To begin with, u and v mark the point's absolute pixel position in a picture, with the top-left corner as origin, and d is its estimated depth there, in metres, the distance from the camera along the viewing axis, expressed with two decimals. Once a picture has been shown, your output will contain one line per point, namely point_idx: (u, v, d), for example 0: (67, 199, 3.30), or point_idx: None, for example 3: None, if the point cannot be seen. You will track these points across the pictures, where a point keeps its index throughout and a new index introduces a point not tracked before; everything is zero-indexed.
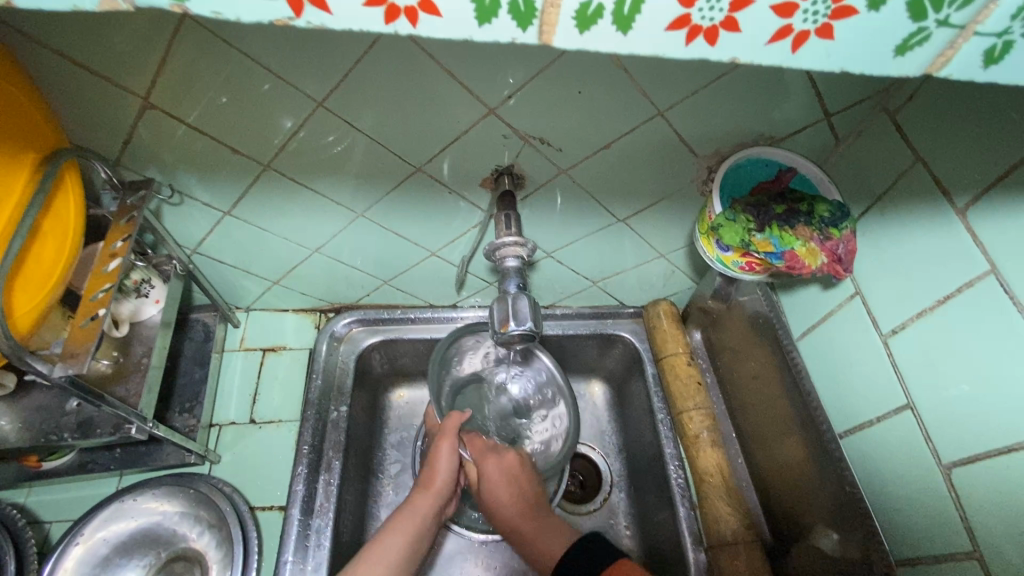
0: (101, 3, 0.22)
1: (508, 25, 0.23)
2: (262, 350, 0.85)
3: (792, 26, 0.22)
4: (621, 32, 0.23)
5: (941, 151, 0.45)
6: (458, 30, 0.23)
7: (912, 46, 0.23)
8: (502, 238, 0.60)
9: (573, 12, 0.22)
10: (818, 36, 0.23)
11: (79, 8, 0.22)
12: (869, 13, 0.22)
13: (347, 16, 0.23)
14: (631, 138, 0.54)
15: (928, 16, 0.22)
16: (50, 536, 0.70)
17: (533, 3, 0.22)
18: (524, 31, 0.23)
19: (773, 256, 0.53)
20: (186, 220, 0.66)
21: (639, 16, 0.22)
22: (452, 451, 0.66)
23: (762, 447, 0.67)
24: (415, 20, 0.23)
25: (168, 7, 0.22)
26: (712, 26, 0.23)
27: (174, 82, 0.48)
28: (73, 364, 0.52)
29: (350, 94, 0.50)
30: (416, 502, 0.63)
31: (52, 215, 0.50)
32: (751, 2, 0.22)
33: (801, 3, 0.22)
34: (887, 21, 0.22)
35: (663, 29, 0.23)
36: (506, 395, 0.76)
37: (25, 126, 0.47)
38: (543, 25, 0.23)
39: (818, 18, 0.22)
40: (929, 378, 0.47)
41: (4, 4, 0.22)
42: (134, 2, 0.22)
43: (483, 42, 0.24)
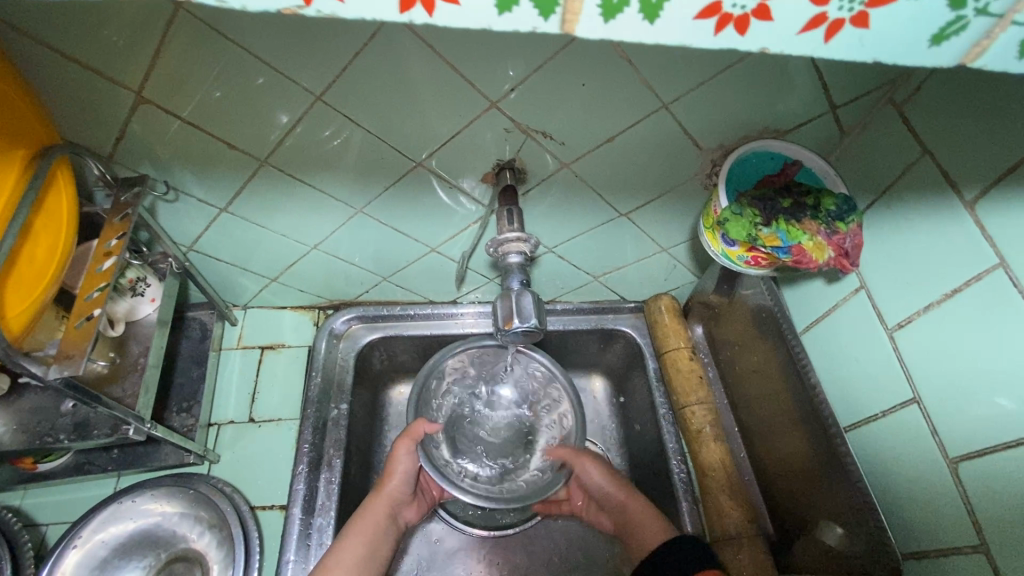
0: None
1: (530, 13, 0.22)
2: (259, 348, 0.84)
3: (826, 14, 0.22)
4: (647, 21, 0.22)
5: (949, 143, 0.45)
6: (476, 19, 0.23)
7: (948, 35, 0.22)
8: (505, 234, 0.59)
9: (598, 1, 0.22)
10: (852, 24, 0.22)
11: None
12: (908, 0, 0.21)
13: (359, 4, 0.22)
14: (635, 131, 0.54)
15: (967, 5, 0.21)
16: (47, 539, 0.69)
17: None
18: (546, 20, 0.23)
19: (780, 250, 0.52)
20: (182, 217, 0.65)
21: (667, 4, 0.22)
22: (411, 452, 0.68)
23: (766, 442, 0.67)
24: (431, 8, 0.22)
25: None
26: (743, 14, 0.22)
27: (168, 76, 0.47)
28: (67, 366, 0.51)
29: (350, 87, 0.49)
30: (370, 506, 0.65)
31: (44, 212, 0.49)
32: None
33: None
34: (926, 8, 0.21)
35: (692, 17, 0.22)
36: (504, 405, 0.78)
37: (15, 121, 0.45)
38: (566, 13, 0.22)
39: (855, 6, 0.21)
40: (935, 372, 0.47)
41: None
42: None
43: (503, 31, 0.23)
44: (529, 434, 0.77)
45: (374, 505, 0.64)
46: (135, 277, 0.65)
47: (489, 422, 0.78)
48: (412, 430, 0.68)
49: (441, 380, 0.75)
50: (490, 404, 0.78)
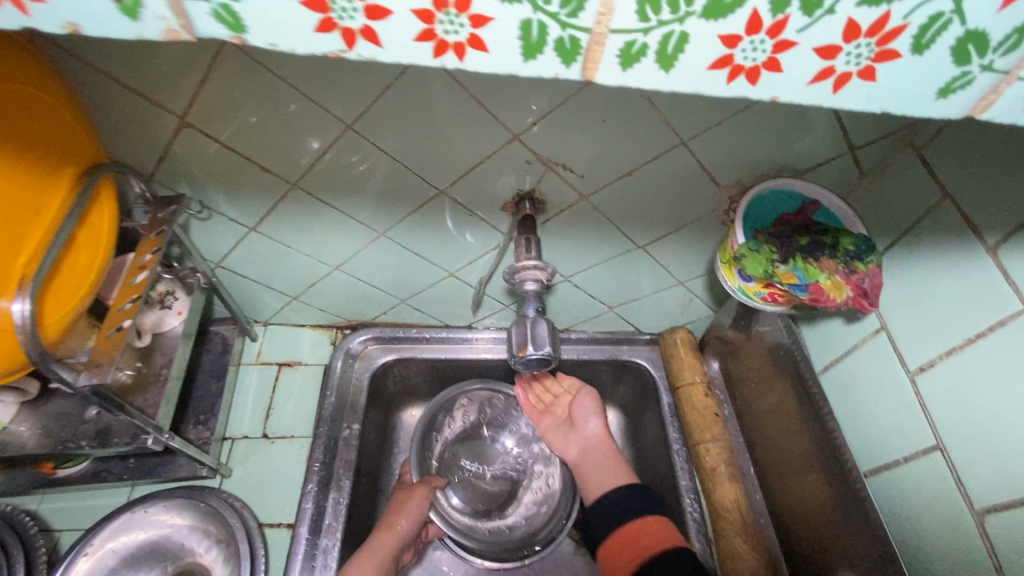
0: (166, 33, 0.22)
1: (552, 61, 0.23)
2: (277, 365, 0.85)
3: (834, 67, 0.23)
4: (664, 70, 0.23)
5: (968, 188, 0.45)
6: (503, 66, 0.23)
7: (955, 89, 0.23)
8: (522, 262, 0.59)
9: (617, 51, 0.22)
10: (860, 78, 0.23)
11: (144, 35, 0.22)
12: (912, 57, 0.22)
13: (398, 50, 0.23)
14: (652, 167, 0.55)
15: (973, 60, 0.22)
16: (59, 545, 0.70)
17: (579, 40, 0.22)
18: (567, 67, 0.23)
19: (797, 288, 0.52)
20: (213, 234, 0.68)
21: (683, 55, 0.22)
22: (425, 496, 0.71)
23: (781, 482, 0.66)
24: (462, 54, 0.23)
25: (228, 37, 0.22)
26: (754, 66, 0.23)
27: (210, 103, 0.50)
28: (97, 373, 0.52)
29: (379, 117, 0.51)
30: (377, 538, 0.65)
31: (87, 227, 0.52)
32: (795, 44, 0.22)
33: (845, 45, 0.22)
34: (931, 63, 0.22)
35: (707, 67, 0.23)
36: (499, 449, 0.84)
37: (66, 141, 0.49)
38: (587, 62, 0.23)
39: (862, 60, 0.22)
40: (960, 421, 0.46)
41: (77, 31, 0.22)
42: (197, 33, 0.22)
43: (527, 77, 0.24)
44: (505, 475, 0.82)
45: (381, 540, 0.64)
46: (165, 290, 0.68)
47: (491, 459, 0.83)
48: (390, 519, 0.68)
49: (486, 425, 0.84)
50: (495, 451, 0.83)
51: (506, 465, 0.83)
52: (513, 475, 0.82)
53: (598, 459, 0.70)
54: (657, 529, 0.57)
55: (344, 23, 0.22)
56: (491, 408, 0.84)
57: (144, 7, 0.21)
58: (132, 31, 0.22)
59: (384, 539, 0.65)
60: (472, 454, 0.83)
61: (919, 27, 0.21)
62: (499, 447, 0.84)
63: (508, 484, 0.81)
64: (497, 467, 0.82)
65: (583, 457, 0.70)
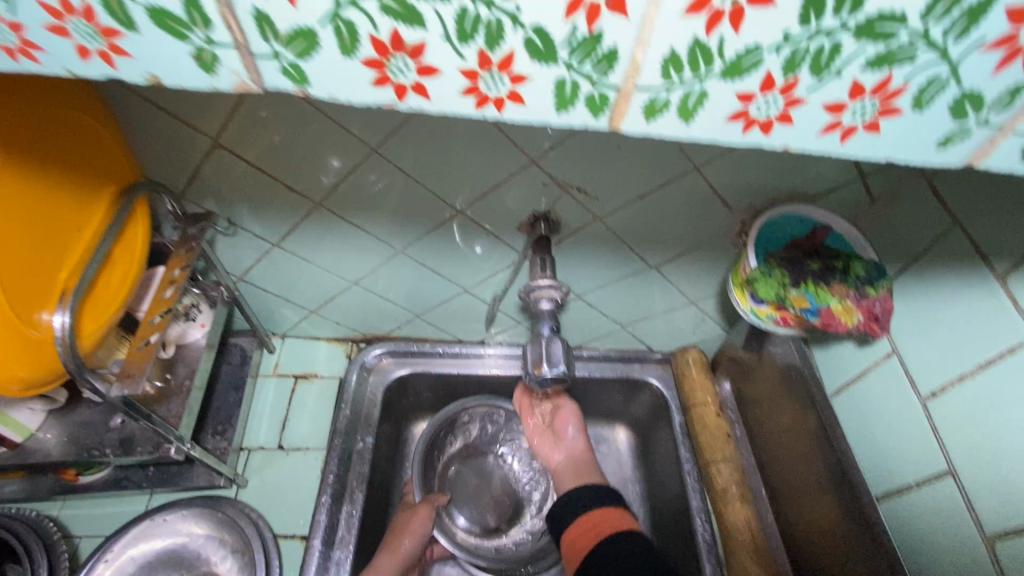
0: (236, 85, 0.26)
1: (583, 113, 0.25)
2: (294, 377, 0.87)
3: (841, 121, 0.25)
4: (683, 121, 0.25)
5: (978, 216, 0.46)
6: (537, 117, 0.26)
7: (955, 140, 0.25)
8: (537, 280, 0.61)
9: (641, 105, 0.25)
10: (865, 130, 0.25)
11: (218, 88, 0.26)
12: (914, 113, 0.24)
13: (442, 101, 0.26)
14: (665, 191, 0.56)
15: (970, 117, 0.24)
16: (80, 551, 0.72)
17: (607, 96, 0.25)
18: (596, 117, 0.26)
19: (808, 311, 0.53)
20: (238, 249, 0.70)
21: (701, 109, 0.25)
22: (429, 516, 0.72)
23: (793, 504, 0.67)
24: (501, 106, 0.26)
25: (293, 89, 0.26)
26: (767, 119, 0.25)
27: (240, 126, 0.52)
28: (129, 385, 0.54)
29: (402, 141, 0.53)
30: (380, 561, 0.66)
31: (122, 244, 0.55)
32: (804, 101, 0.24)
33: (850, 103, 0.24)
34: (933, 118, 0.24)
35: (723, 119, 0.25)
36: (499, 466, 0.86)
37: (105, 162, 0.52)
38: (614, 114, 0.25)
39: (866, 115, 0.24)
40: (973, 447, 0.46)
41: (156, 81, 0.25)
42: (264, 84, 0.26)
43: (559, 127, 0.26)
44: (506, 490, 0.84)
45: (384, 564, 0.65)
46: (190, 303, 0.70)
47: (493, 476, 0.85)
48: (392, 543, 0.68)
49: (486, 441, 0.86)
50: (496, 468, 0.85)
51: (507, 482, 0.85)
52: (515, 491, 0.84)
53: (579, 468, 0.71)
54: (616, 517, 0.62)
55: (397, 79, 0.25)
56: (493, 424, 0.85)
57: (221, 63, 0.24)
58: (209, 84, 0.26)
59: (387, 562, 0.66)
60: (473, 471, 0.85)
61: (918, 89, 0.23)
62: (500, 463, 0.86)
63: (510, 501, 0.83)
64: (498, 483, 0.84)
65: (562, 464, 0.73)
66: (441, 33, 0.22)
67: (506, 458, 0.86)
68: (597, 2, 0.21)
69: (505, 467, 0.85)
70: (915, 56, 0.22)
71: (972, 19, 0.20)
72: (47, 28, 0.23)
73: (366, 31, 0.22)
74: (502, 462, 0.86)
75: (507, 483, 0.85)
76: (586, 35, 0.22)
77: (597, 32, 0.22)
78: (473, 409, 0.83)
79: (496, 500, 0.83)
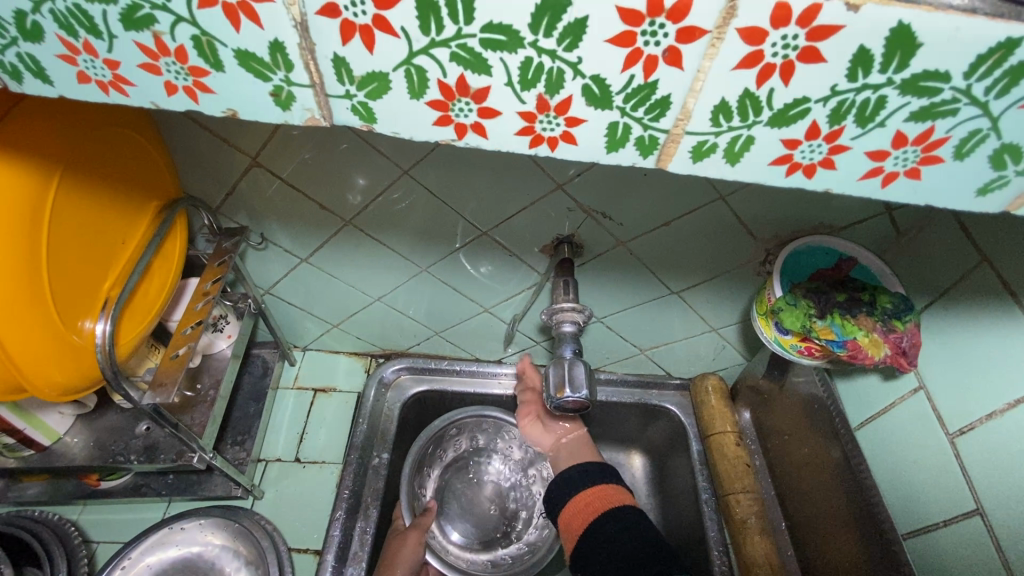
0: (307, 119, 0.28)
1: (632, 153, 0.27)
2: (313, 390, 0.88)
3: (882, 167, 0.26)
4: (728, 163, 0.27)
5: (1007, 254, 0.46)
6: (589, 155, 0.28)
7: (992, 188, 0.26)
8: (560, 303, 0.62)
9: (689, 147, 0.27)
10: (906, 176, 0.27)
11: (288, 121, 0.28)
12: (954, 161, 0.25)
13: (498, 140, 0.28)
14: (689, 219, 0.57)
15: (1008, 167, 0.25)
16: (97, 556, 0.72)
17: (656, 138, 0.26)
18: (644, 157, 0.28)
19: (834, 344, 0.52)
20: (267, 263, 0.72)
21: (747, 152, 0.26)
22: (419, 542, 0.70)
23: (815, 542, 0.65)
24: (553, 145, 0.28)
25: (359, 125, 0.28)
26: (811, 163, 0.27)
27: (281, 148, 0.54)
28: (160, 393, 0.55)
29: (434, 164, 0.55)
30: None
31: (161, 256, 0.57)
32: (848, 148, 0.26)
33: (892, 150, 0.26)
34: (974, 166, 0.26)
35: (767, 162, 0.27)
36: (491, 475, 0.84)
37: (153, 179, 0.54)
38: (662, 155, 0.27)
39: (908, 162, 0.26)
40: (1002, 489, 0.45)
41: (232, 114, 0.28)
42: (331, 119, 0.28)
43: (608, 164, 0.28)
44: (500, 497, 0.83)
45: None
46: (219, 314, 0.71)
47: (486, 486, 0.84)
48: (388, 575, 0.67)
49: (476, 449, 0.85)
50: (488, 477, 0.84)
51: (500, 492, 0.83)
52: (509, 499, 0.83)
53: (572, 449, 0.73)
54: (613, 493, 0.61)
55: (457, 119, 0.27)
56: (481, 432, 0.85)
57: (295, 102, 0.27)
58: (279, 117, 0.28)
59: None
60: (465, 482, 0.84)
61: (959, 140, 0.25)
62: (492, 472, 0.85)
63: (505, 510, 0.82)
64: (491, 492, 0.83)
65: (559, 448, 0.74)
66: (504, 80, 0.25)
67: (498, 467, 0.85)
68: (656, 56, 0.23)
69: (498, 476, 0.84)
70: (957, 111, 0.24)
71: (1010, 79, 0.22)
72: (140, 67, 0.26)
73: (434, 76, 0.25)
74: (493, 470, 0.85)
75: (502, 491, 0.83)
76: (642, 84, 0.24)
77: (653, 82, 0.24)
78: (460, 419, 0.82)
79: (491, 509, 0.82)
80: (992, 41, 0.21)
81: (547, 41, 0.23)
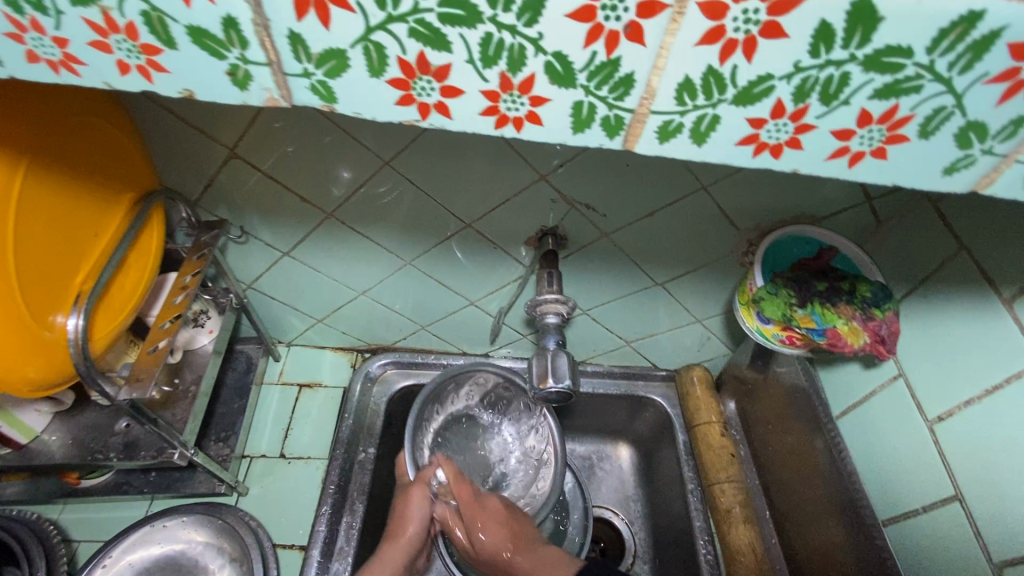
0: (265, 99, 0.27)
1: (598, 134, 0.27)
2: (298, 385, 0.87)
3: (849, 146, 0.26)
4: (696, 143, 0.27)
5: (983, 243, 0.46)
6: (554, 136, 0.28)
7: (958, 167, 0.26)
8: (543, 295, 0.62)
9: (655, 127, 0.27)
10: (873, 156, 0.27)
11: (247, 101, 0.27)
12: (920, 140, 0.26)
13: (461, 120, 0.27)
14: (672, 209, 0.57)
15: (974, 145, 0.25)
16: (78, 556, 0.71)
17: (622, 118, 0.26)
18: (610, 138, 0.27)
19: (814, 332, 0.53)
20: (248, 257, 0.71)
21: (714, 132, 0.26)
22: (425, 497, 0.67)
23: (798, 530, 0.66)
24: (519, 126, 0.27)
25: (319, 105, 0.28)
26: (778, 143, 0.27)
27: (257, 138, 0.53)
28: (136, 389, 0.54)
29: (415, 153, 0.54)
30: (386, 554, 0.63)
31: (136, 250, 0.56)
32: (814, 127, 0.26)
33: (858, 129, 0.25)
34: (940, 145, 0.26)
35: (734, 142, 0.27)
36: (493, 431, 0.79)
37: (126, 171, 0.53)
38: (628, 135, 0.27)
39: (874, 142, 0.26)
40: (979, 473, 0.46)
41: (189, 94, 0.27)
42: (291, 100, 0.28)
43: (575, 146, 0.28)
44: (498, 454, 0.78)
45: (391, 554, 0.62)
46: (200, 309, 0.71)
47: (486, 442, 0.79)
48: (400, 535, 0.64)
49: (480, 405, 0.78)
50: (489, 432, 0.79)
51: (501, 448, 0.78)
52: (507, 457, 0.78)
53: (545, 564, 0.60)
54: None
55: (420, 99, 0.26)
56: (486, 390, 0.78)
57: (253, 81, 0.26)
58: (237, 97, 0.27)
59: (392, 552, 0.63)
60: (465, 436, 0.79)
61: (924, 118, 0.25)
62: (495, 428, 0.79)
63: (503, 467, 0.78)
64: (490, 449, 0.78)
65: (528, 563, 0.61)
66: (465, 57, 0.24)
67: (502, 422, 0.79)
68: (617, 31, 0.23)
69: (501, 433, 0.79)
70: (921, 88, 0.24)
71: (974, 54, 0.22)
72: (90, 45, 0.25)
73: (394, 53, 0.24)
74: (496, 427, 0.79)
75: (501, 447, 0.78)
76: (605, 61, 0.24)
77: (615, 59, 0.24)
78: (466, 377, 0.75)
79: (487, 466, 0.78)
80: (953, 16, 0.21)
81: (507, 16, 0.23)
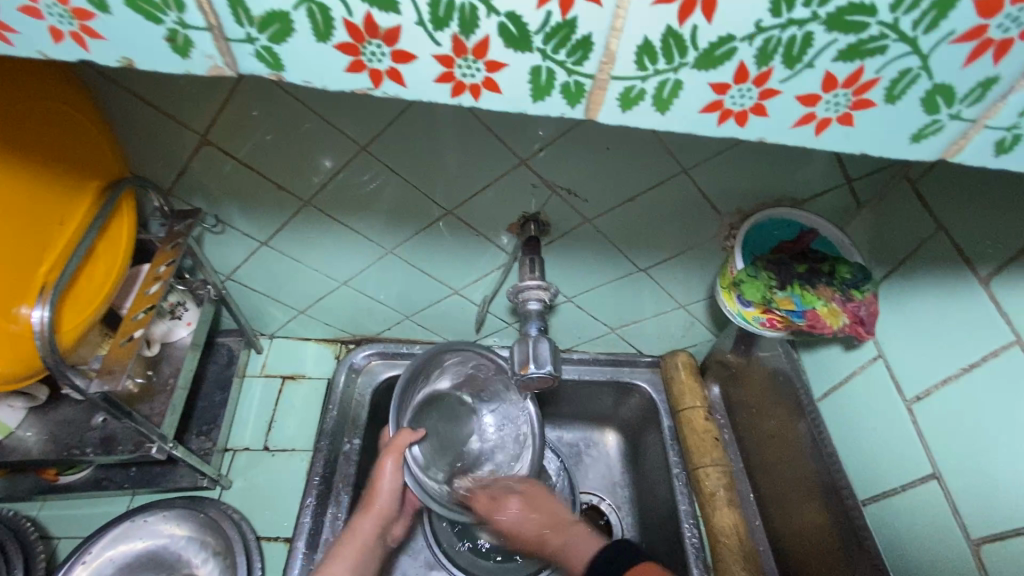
0: (210, 69, 0.27)
1: (559, 102, 0.27)
2: (281, 377, 0.86)
3: (815, 113, 0.26)
4: (659, 111, 0.27)
5: (960, 222, 0.46)
6: (514, 105, 0.27)
7: (926, 134, 0.26)
8: (526, 281, 0.61)
9: (616, 94, 0.26)
10: (839, 122, 0.26)
11: (192, 71, 0.27)
12: (885, 105, 0.25)
13: (418, 89, 0.27)
14: (653, 193, 0.57)
15: (941, 110, 0.25)
16: (58, 553, 0.70)
17: (583, 85, 0.26)
18: (572, 107, 0.27)
19: (794, 314, 0.53)
20: (226, 247, 0.70)
21: (676, 99, 0.26)
22: (399, 466, 0.68)
23: (782, 512, 0.66)
24: (477, 94, 0.27)
25: (267, 74, 0.27)
26: (742, 110, 0.26)
27: (229, 122, 0.52)
28: (108, 381, 0.53)
29: (392, 137, 0.53)
30: (359, 522, 0.65)
31: (106, 238, 0.54)
32: (778, 92, 0.25)
33: (823, 94, 0.25)
34: (907, 110, 0.25)
35: (698, 110, 0.26)
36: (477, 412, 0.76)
37: (93, 157, 0.51)
38: (590, 103, 0.27)
39: (839, 107, 0.26)
40: (955, 451, 0.47)
41: (128, 63, 0.26)
42: (237, 68, 0.27)
43: (536, 115, 0.27)
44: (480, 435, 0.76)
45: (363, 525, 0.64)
46: (176, 300, 0.69)
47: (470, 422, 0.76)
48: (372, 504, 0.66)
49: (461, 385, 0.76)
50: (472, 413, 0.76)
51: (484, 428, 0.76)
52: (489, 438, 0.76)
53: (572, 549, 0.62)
54: None
55: (372, 65, 0.26)
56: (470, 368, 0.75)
57: (195, 48, 0.25)
58: (182, 67, 0.27)
59: (363, 521, 0.65)
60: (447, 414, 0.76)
61: (889, 81, 0.24)
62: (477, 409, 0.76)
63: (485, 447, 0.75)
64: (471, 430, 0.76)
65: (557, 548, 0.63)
66: (415, 19, 0.24)
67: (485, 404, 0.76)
68: None
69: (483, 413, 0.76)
70: (886, 49, 0.23)
71: (938, 12, 0.22)
72: (20, 11, 0.24)
73: (340, 16, 0.24)
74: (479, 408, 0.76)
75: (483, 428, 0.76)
76: (560, 23, 0.23)
77: (571, 20, 0.23)
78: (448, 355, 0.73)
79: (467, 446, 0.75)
80: None
81: None
